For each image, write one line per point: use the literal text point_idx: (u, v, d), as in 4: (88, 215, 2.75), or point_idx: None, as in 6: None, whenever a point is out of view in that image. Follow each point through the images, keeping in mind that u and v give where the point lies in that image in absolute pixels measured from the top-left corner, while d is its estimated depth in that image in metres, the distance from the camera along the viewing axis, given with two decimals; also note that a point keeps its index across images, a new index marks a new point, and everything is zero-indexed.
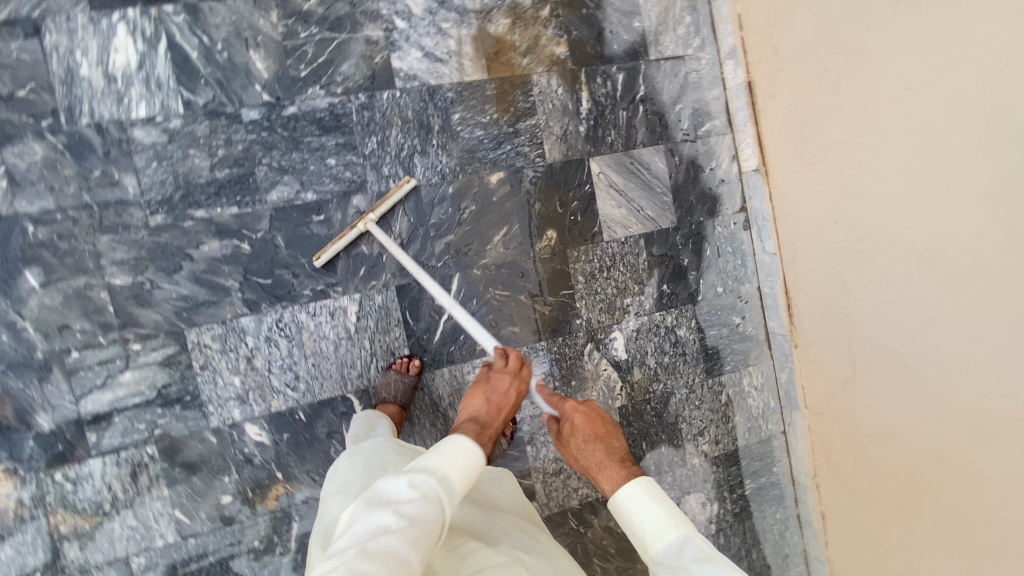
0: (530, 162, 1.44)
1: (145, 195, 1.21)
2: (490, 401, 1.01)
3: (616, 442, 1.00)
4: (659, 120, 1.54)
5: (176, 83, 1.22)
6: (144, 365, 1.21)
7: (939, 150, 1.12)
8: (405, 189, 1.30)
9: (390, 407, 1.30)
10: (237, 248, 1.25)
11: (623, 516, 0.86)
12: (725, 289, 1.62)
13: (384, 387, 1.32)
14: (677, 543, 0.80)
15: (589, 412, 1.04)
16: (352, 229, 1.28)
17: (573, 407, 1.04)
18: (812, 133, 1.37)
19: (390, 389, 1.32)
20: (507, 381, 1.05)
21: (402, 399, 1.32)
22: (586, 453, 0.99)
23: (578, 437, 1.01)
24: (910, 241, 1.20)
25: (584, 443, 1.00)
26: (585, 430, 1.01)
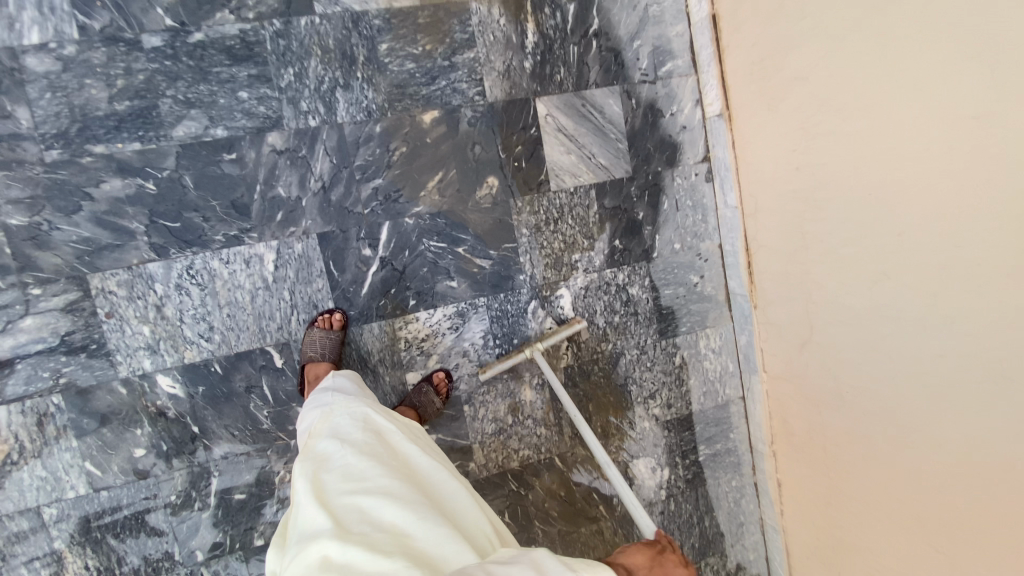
0: (469, 101, 1.32)
1: (38, 129, 1.11)
2: (637, 565, 0.84)
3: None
4: (615, 58, 1.41)
5: (69, 5, 1.11)
6: (45, 312, 1.14)
7: (909, 74, 0.99)
8: (505, 249, 1.37)
9: (321, 365, 1.22)
10: (141, 188, 1.16)
11: None
12: (682, 246, 1.52)
13: (309, 345, 1.22)
14: None
15: None
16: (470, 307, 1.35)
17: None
18: (776, 68, 1.24)
19: (317, 347, 1.22)
20: (668, 565, 0.87)
21: (330, 355, 1.23)
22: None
23: None
24: (872, 187, 1.09)
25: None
26: None
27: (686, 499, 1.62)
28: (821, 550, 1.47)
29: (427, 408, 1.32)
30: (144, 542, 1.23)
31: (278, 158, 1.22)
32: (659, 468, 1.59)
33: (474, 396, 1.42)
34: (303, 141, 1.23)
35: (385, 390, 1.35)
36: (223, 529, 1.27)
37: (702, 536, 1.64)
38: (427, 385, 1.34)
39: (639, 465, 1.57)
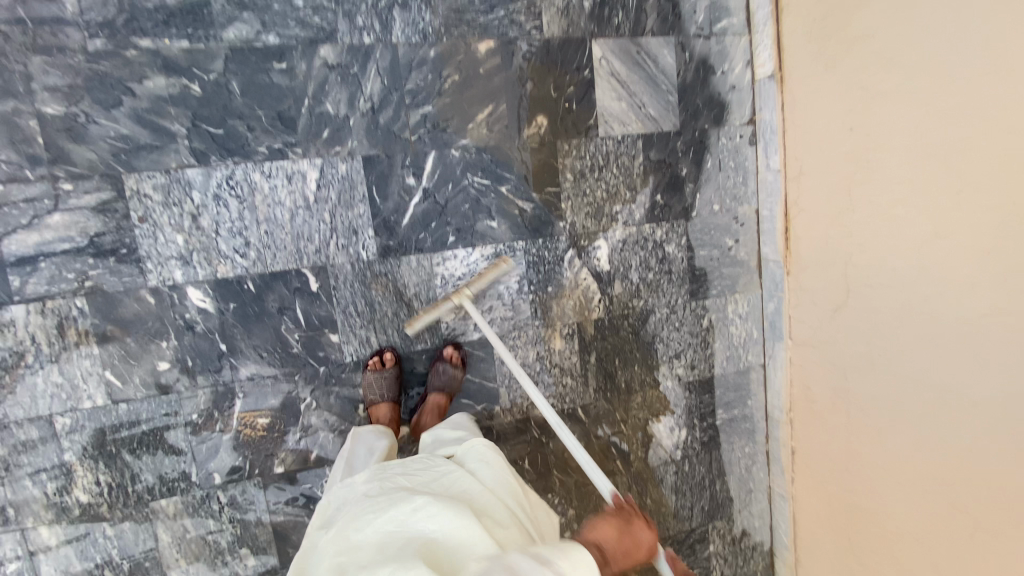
0: (525, 36, 1.29)
1: (81, 14, 1.05)
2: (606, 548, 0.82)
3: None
4: (672, 8, 1.38)
5: None
6: (76, 210, 1.09)
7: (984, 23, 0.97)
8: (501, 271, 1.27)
9: (381, 407, 1.26)
10: (186, 89, 1.11)
11: None
12: (721, 208, 1.52)
13: (368, 389, 1.26)
14: None
15: None
16: (447, 301, 1.24)
17: None
18: (838, 27, 1.23)
19: (375, 390, 1.25)
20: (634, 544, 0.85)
21: (390, 395, 1.26)
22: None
23: None
24: (929, 146, 1.09)
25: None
26: None
27: (700, 462, 1.63)
28: (832, 516, 1.49)
29: (453, 384, 1.31)
30: (161, 460, 1.19)
31: (328, 73, 1.18)
32: (677, 429, 1.59)
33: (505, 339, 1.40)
34: (355, 57, 1.19)
35: (418, 324, 1.32)
36: (243, 453, 1.24)
37: (712, 499, 1.65)
38: (441, 363, 1.32)
39: (659, 425, 1.57)
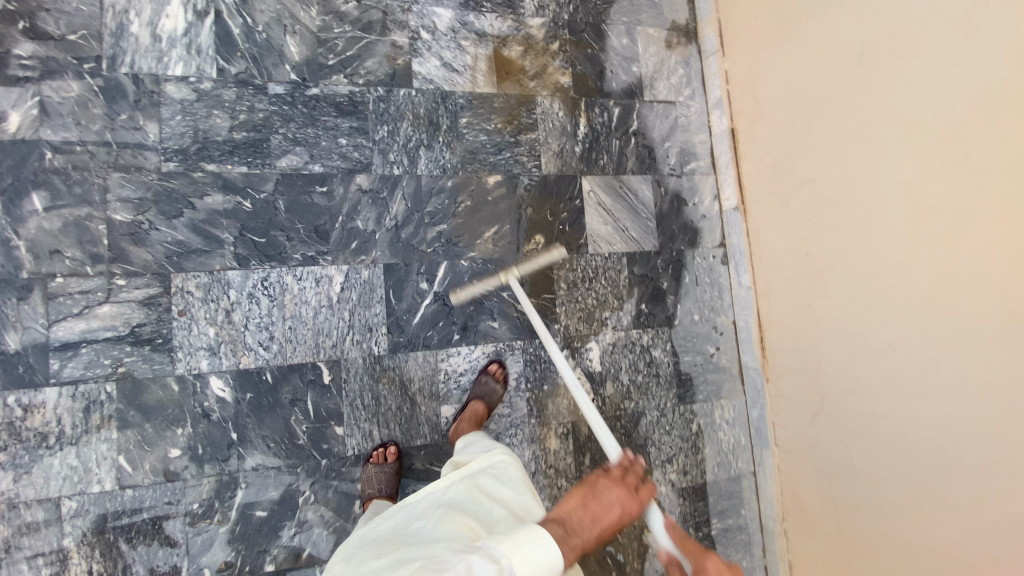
0: (527, 171, 1.55)
1: (163, 143, 1.27)
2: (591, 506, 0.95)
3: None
4: (649, 153, 1.67)
5: (215, 53, 1.33)
6: (124, 302, 1.22)
7: (909, 174, 1.18)
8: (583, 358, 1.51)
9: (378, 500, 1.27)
10: (239, 205, 1.31)
11: None
12: (701, 317, 1.67)
13: (366, 482, 1.29)
14: None
15: None
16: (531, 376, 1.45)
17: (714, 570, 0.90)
18: (786, 172, 1.48)
19: (374, 484, 1.28)
20: (633, 504, 0.98)
21: (387, 490, 1.28)
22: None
23: None
24: (871, 270, 1.28)
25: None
26: None
27: None
28: None
29: (493, 396, 1.38)
30: (155, 551, 1.19)
31: (361, 196, 1.40)
32: None
33: (502, 436, 1.46)
34: (385, 184, 1.42)
35: (420, 420, 1.38)
36: (237, 548, 1.23)
37: None
38: (485, 376, 1.41)
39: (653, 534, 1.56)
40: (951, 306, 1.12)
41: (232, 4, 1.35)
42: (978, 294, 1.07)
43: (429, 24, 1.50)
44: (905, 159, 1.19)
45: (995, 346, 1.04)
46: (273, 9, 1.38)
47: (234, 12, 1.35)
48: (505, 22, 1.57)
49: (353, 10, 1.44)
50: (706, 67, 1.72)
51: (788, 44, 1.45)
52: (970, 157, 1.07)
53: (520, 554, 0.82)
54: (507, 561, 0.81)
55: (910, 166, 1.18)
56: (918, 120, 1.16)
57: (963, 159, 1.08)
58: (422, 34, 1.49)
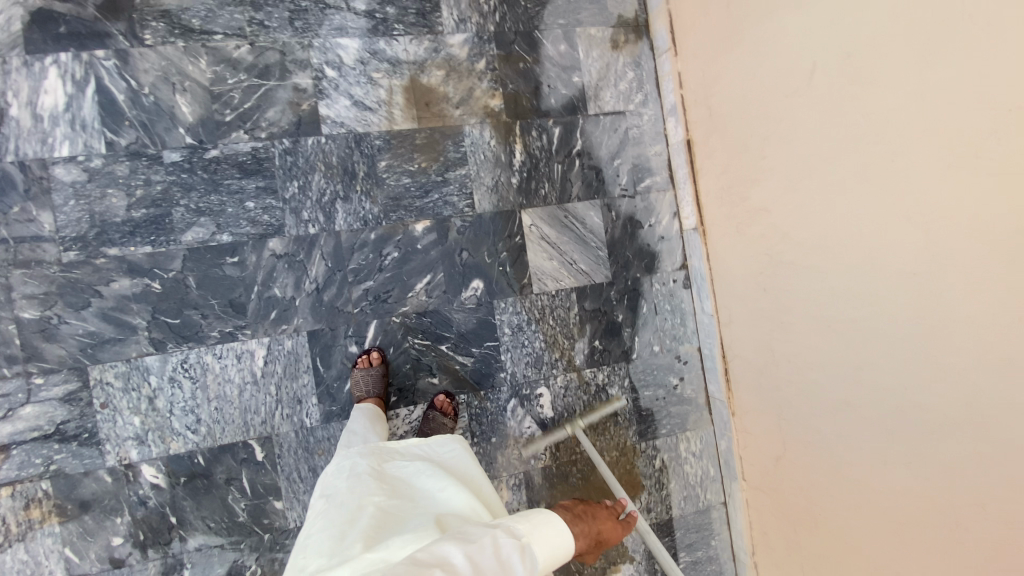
0: (459, 212, 1.43)
1: (60, 231, 1.21)
2: (599, 522, 0.91)
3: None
4: (596, 175, 1.52)
5: (101, 125, 1.24)
6: (45, 401, 1.21)
7: (871, 219, 1.03)
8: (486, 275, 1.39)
9: None
10: (147, 287, 1.25)
11: None
12: (661, 348, 1.56)
13: None
14: None
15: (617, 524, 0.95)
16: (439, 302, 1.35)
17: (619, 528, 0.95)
18: (743, 197, 1.32)
19: (362, 386, 1.30)
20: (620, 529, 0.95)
21: (376, 391, 1.31)
22: None
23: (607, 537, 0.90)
24: (828, 318, 1.15)
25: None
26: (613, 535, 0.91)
27: None
28: None
29: (438, 429, 1.34)
30: None
31: (276, 262, 1.32)
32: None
33: None
34: (301, 246, 1.33)
35: None
36: None
37: None
38: (430, 409, 1.37)
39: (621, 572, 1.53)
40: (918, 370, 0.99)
41: (113, 68, 1.24)
42: (945, 363, 0.94)
43: (334, 58, 1.35)
44: (866, 201, 1.03)
45: (968, 421, 0.92)
46: (158, 67, 1.26)
47: (116, 77, 1.25)
48: (422, 44, 1.40)
49: (246, 55, 1.30)
50: (660, 67, 1.53)
51: (741, 51, 1.26)
52: (937, 208, 0.92)
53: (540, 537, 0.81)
54: (526, 541, 0.79)
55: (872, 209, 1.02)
56: (881, 157, 0.99)
57: (931, 209, 0.93)
58: (327, 71, 1.35)
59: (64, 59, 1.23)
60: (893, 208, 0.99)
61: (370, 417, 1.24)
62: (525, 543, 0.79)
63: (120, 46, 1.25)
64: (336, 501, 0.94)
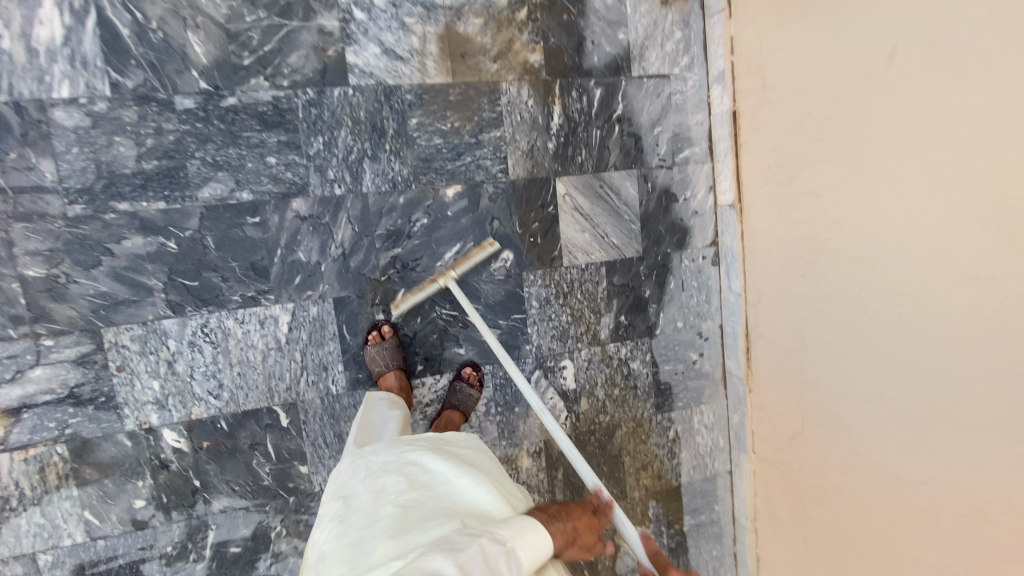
0: (491, 177, 1.36)
1: (63, 183, 1.11)
2: (572, 518, 0.90)
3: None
4: (635, 143, 1.45)
5: (103, 62, 1.10)
6: (57, 363, 1.15)
7: (927, 212, 1.00)
8: (488, 251, 1.33)
9: None
10: (162, 246, 1.17)
11: None
12: (685, 324, 1.57)
13: None
14: None
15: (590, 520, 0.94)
16: (431, 283, 1.30)
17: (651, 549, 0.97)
18: (790, 178, 1.28)
19: (380, 362, 1.28)
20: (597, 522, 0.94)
21: (396, 363, 1.29)
22: None
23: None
24: (867, 309, 1.15)
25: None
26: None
27: None
28: None
29: (468, 403, 1.36)
30: None
31: (300, 224, 1.24)
32: None
33: None
34: (327, 208, 1.25)
35: None
36: None
37: None
38: (459, 383, 1.37)
39: (617, 564, 1.52)
40: (955, 370, 0.99)
41: None
42: (984, 363, 0.93)
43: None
44: (926, 195, 0.99)
45: (997, 422, 0.92)
46: None
47: (118, 6, 1.10)
48: None
49: None
50: (709, 28, 1.43)
51: (808, 19, 1.17)
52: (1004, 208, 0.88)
53: (523, 544, 0.79)
54: (512, 544, 0.78)
55: (932, 202, 0.99)
56: (950, 151, 0.95)
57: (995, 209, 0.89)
58: (356, 13, 1.22)
59: None
60: (953, 204, 0.95)
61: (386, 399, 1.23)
62: (511, 549, 0.77)
63: None
64: (353, 498, 0.90)
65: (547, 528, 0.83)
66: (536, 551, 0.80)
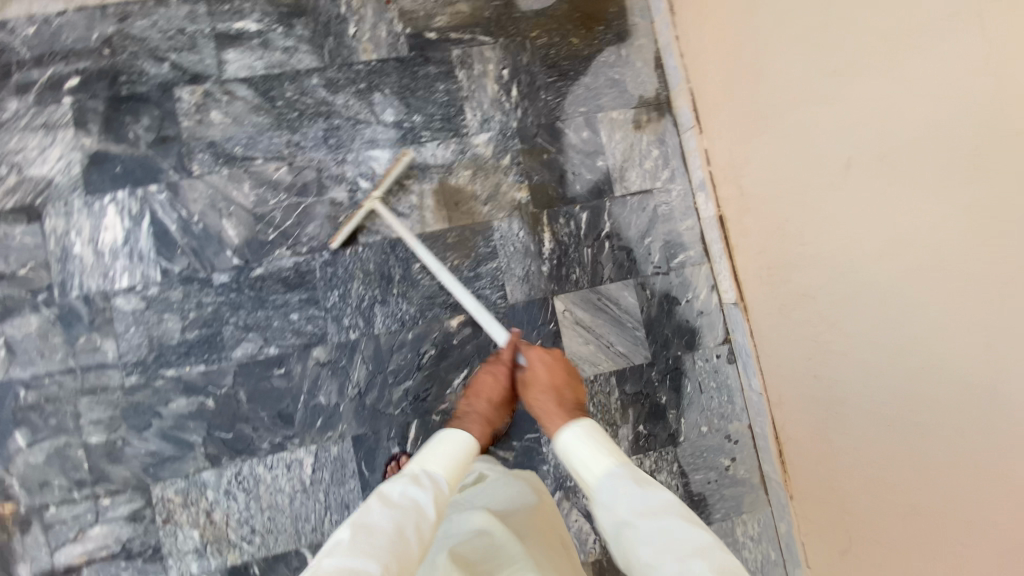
0: (492, 305, 1.45)
1: (122, 357, 1.29)
2: (484, 394, 1.21)
3: (570, 391, 1.15)
4: (627, 255, 1.52)
5: (156, 254, 1.32)
6: (113, 520, 1.27)
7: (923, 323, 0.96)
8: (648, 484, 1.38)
9: None
10: (202, 404, 1.31)
11: (572, 464, 0.95)
12: (710, 429, 1.52)
13: None
14: (613, 477, 0.88)
15: (495, 370, 1.24)
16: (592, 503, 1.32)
17: (540, 356, 1.21)
18: (784, 280, 1.28)
19: None
20: (505, 367, 1.23)
21: None
22: (542, 400, 1.13)
23: (536, 389, 1.16)
24: (885, 416, 1.08)
25: (540, 394, 1.14)
26: (543, 381, 1.17)
27: None
28: None
29: (498, 422, 1.39)
30: None
31: (320, 369, 1.36)
32: None
33: None
34: (343, 353, 1.37)
35: None
36: None
37: None
38: None
39: None
40: (986, 492, 0.90)
41: (165, 200, 1.33)
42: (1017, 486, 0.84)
43: (367, 170, 1.42)
44: (918, 304, 0.96)
45: None
46: (205, 195, 1.35)
47: (168, 208, 1.33)
48: (449, 147, 1.45)
49: (285, 176, 1.38)
50: (685, 143, 1.53)
51: (766, 137, 1.24)
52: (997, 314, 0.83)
53: (431, 460, 0.94)
54: (418, 468, 0.92)
55: (921, 311, 0.95)
56: (926, 260, 0.93)
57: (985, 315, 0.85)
58: (361, 183, 1.41)
59: (120, 196, 1.32)
60: (945, 314, 0.91)
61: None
62: (421, 472, 0.91)
63: (170, 179, 1.34)
64: None
65: (459, 431, 1.00)
66: (451, 453, 0.96)
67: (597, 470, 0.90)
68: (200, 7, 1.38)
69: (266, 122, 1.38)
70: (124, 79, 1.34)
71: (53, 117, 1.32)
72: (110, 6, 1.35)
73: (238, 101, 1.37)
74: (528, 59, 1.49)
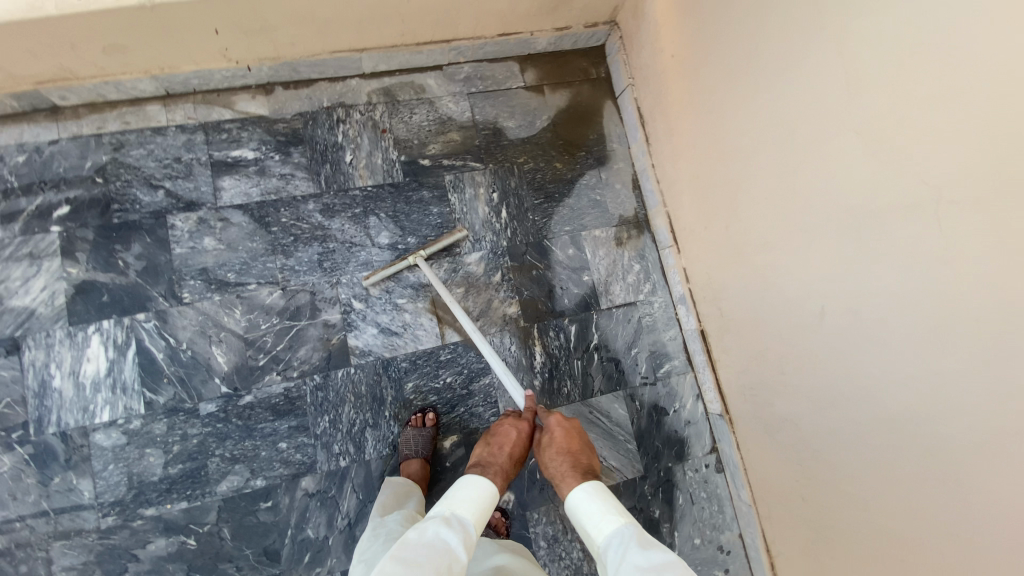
0: (484, 422, 1.45)
1: (99, 497, 1.23)
2: (505, 449, 1.14)
3: (586, 456, 1.11)
4: (615, 366, 1.57)
5: (139, 385, 1.29)
6: None
7: (903, 471, 1.00)
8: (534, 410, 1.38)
9: None
10: (183, 544, 1.25)
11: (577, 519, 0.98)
12: (702, 540, 1.53)
13: None
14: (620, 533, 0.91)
15: (568, 428, 1.15)
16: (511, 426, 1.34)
17: (558, 422, 1.16)
18: (767, 402, 1.35)
19: None
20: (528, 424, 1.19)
21: None
22: (557, 463, 1.09)
23: (554, 448, 1.12)
24: (875, 549, 1.10)
25: (554, 454, 1.10)
26: (562, 442, 1.12)
27: None
28: None
29: None
30: None
31: (308, 500, 1.32)
32: None
33: None
34: (333, 481, 1.34)
35: None
36: None
37: None
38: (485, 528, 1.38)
39: None
40: None
41: (153, 328, 1.31)
42: None
43: (361, 291, 1.43)
44: (900, 453, 1.00)
45: None
46: (196, 320, 1.34)
47: (156, 335, 1.31)
48: (442, 266, 1.50)
49: (278, 300, 1.38)
50: (665, 259, 1.63)
51: (741, 270, 1.33)
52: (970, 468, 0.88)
53: (460, 502, 0.94)
54: (450, 510, 0.92)
55: (898, 458, 1.00)
56: (902, 410, 0.98)
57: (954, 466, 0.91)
58: (355, 304, 1.43)
59: (106, 325, 1.30)
60: (926, 467, 0.95)
61: (398, 487, 1.26)
62: (451, 514, 0.92)
63: (159, 307, 1.32)
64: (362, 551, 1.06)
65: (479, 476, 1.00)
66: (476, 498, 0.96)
67: (606, 529, 0.93)
68: (199, 136, 1.42)
69: (260, 247, 1.40)
70: (116, 206, 1.35)
71: (39, 246, 1.30)
72: (106, 134, 1.37)
73: (232, 227, 1.39)
74: (516, 182, 1.58)
